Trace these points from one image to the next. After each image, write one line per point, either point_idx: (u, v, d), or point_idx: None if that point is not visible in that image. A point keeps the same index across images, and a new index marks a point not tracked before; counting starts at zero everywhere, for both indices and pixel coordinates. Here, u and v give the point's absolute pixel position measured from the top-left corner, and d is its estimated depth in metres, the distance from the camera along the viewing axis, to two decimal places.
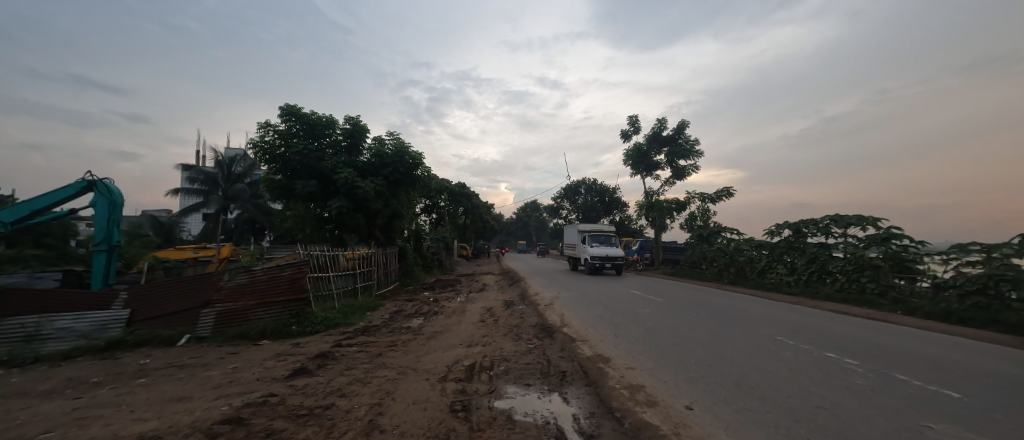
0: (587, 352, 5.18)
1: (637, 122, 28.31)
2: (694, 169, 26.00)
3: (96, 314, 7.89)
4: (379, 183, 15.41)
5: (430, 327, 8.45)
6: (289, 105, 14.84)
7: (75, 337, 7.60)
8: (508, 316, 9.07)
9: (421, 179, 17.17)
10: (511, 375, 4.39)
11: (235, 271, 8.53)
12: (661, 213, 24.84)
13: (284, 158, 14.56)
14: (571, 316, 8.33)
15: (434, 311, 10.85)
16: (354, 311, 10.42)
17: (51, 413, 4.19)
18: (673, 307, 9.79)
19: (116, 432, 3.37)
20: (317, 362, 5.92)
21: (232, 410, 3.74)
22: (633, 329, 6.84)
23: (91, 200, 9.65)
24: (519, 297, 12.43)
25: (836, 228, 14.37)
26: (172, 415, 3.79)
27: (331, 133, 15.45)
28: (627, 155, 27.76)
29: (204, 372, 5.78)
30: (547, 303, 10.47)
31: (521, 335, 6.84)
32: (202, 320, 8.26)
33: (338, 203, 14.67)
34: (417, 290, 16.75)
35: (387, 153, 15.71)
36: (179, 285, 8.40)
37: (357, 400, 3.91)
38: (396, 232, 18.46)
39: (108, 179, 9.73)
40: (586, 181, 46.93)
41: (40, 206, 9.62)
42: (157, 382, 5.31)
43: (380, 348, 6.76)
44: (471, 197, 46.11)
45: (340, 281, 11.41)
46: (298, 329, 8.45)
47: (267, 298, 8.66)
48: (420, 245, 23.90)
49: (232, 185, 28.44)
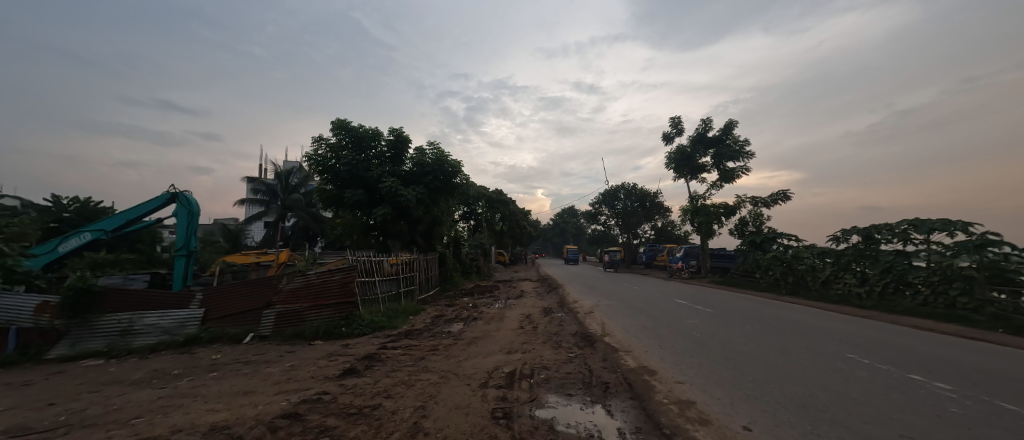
0: (631, 364, 4.99)
1: (680, 123, 27.16)
2: (744, 171, 24.43)
3: (176, 313, 8.79)
4: (420, 191, 16.02)
5: (469, 333, 8.57)
6: (339, 119, 15.82)
7: (160, 333, 8.55)
8: (547, 323, 8.95)
9: (460, 186, 17.70)
10: (551, 384, 4.32)
11: (292, 275, 9.22)
12: (708, 218, 23.43)
13: (334, 169, 15.52)
14: (612, 325, 8.08)
15: (473, 316, 11.01)
16: (398, 315, 10.81)
17: (139, 400, 4.74)
18: (724, 317, 9.20)
19: (192, 421, 3.70)
20: (364, 363, 6.20)
21: (290, 406, 3.99)
22: (681, 341, 6.49)
23: (174, 211, 10.85)
24: (557, 305, 12.25)
25: (915, 234, 12.85)
26: (239, 408, 4.13)
27: (377, 144, 16.27)
28: (669, 158, 26.78)
29: (265, 369, 6.25)
30: (586, 311, 10.27)
31: (561, 343, 6.72)
32: (264, 320, 8.98)
33: (382, 210, 15.39)
34: (457, 296, 17.07)
35: (428, 162, 16.35)
36: (244, 288, 9.16)
37: (401, 402, 4.03)
38: (436, 239, 19.01)
39: (187, 191, 10.88)
40: (626, 186, 45.54)
41: (132, 217, 10.95)
42: (225, 377, 5.82)
43: (422, 352, 6.95)
44: (507, 204, 46.62)
45: (385, 285, 11.92)
46: (347, 331, 8.90)
47: (320, 301, 9.24)
48: (459, 251, 24.40)
49: (289, 195, 30.72)
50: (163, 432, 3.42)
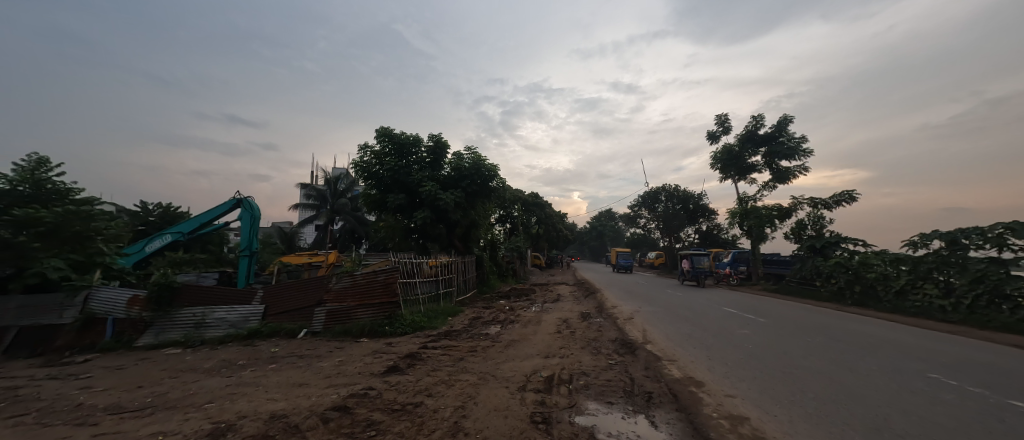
0: (676, 374, 4.76)
1: (727, 121, 25.74)
2: (802, 170, 22.63)
3: (240, 308, 9.61)
4: (458, 195, 16.43)
5: (506, 335, 8.61)
6: (383, 127, 16.57)
7: (227, 326, 9.40)
8: (585, 328, 8.79)
9: (496, 189, 17.96)
10: (591, 391, 4.24)
11: (341, 275, 9.78)
12: (761, 221, 21.87)
13: (377, 175, 16.28)
14: (654, 333, 7.78)
15: (510, 319, 11.03)
16: (437, 315, 11.10)
17: (211, 387, 5.23)
18: (780, 328, 8.55)
19: (255, 409, 4.03)
20: (406, 362, 6.42)
21: (340, 399, 4.23)
22: (731, 352, 6.11)
23: (239, 215, 11.91)
24: (595, 309, 12.02)
25: (1013, 239, 11.26)
26: (295, 399, 4.43)
27: (417, 150, 16.88)
28: (715, 158, 25.45)
29: (317, 363, 6.67)
30: (626, 317, 9.97)
31: (600, 349, 6.58)
32: (315, 317, 9.59)
33: (422, 214, 15.92)
34: (494, 298, 17.22)
35: (465, 167, 16.78)
36: (298, 287, 9.83)
37: (441, 401, 4.13)
38: (474, 242, 19.35)
39: (250, 197, 11.90)
40: (667, 187, 43.80)
41: (204, 220, 12.15)
42: (283, 369, 6.28)
43: (461, 353, 7.09)
44: (543, 207, 46.62)
45: (425, 286, 12.28)
46: (390, 329, 9.26)
47: (366, 300, 9.71)
48: (495, 254, 24.66)
49: (337, 199, 32.62)
50: (231, 417, 3.75)
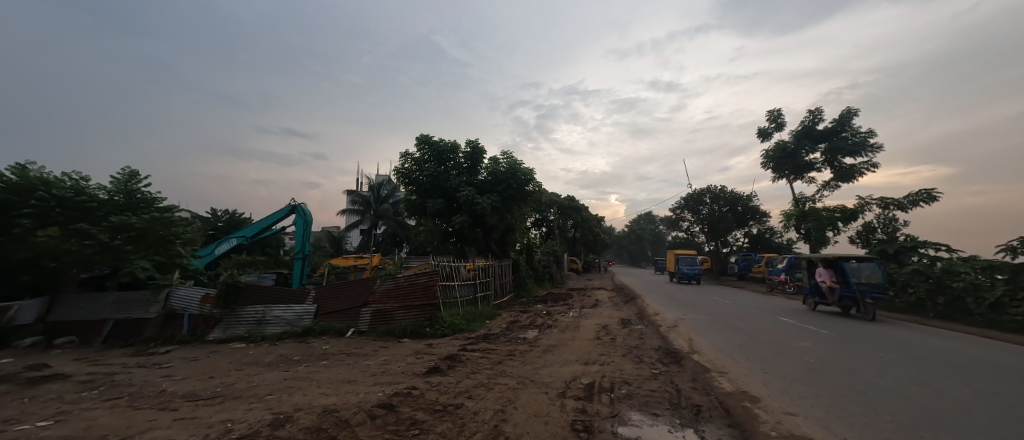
0: (727, 387, 4.49)
1: (780, 116, 24.03)
2: (869, 168, 20.62)
3: (295, 307, 10.30)
4: (495, 199, 16.66)
5: (544, 340, 8.56)
6: (423, 135, 17.13)
7: (284, 324, 10.12)
8: (626, 335, 8.51)
9: (532, 193, 18.01)
10: (634, 401, 4.10)
11: (385, 277, 10.22)
12: (820, 224, 20.14)
13: (417, 181, 16.82)
14: (701, 342, 7.37)
15: (548, 324, 10.94)
16: (475, 318, 11.25)
17: (271, 379, 5.66)
18: (847, 342, 7.78)
19: (310, 402, 4.31)
20: (447, 363, 6.57)
21: (385, 397, 4.40)
22: (791, 366, 5.64)
23: (294, 220, 12.83)
24: (636, 316, 11.63)
25: None
26: (344, 394, 4.67)
27: (455, 157, 17.30)
28: (766, 157, 23.83)
29: (364, 361, 7.00)
30: (669, 325, 9.55)
31: (642, 358, 6.33)
32: (362, 317, 10.07)
33: (460, 218, 16.25)
34: (531, 302, 17.19)
35: (502, 171, 17.00)
36: (346, 288, 10.38)
37: (481, 404, 4.17)
38: (510, 245, 19.48)
39: (303, 203, 12.79)
40: (713, 189, 41.56)
41: (265, 225, 13.21)
42: (333, 365, 6.67)
43: (500, 356, 7.14)
44: (580, 210, 45.99)
45: (464, 289, 12.51)
46: (430, 331, 9.50)
47: (408, 302, 10.07)
48: (532, 258, 24.64)
49: (380, 205, 34.06)
50: (289, 409, 4.02)
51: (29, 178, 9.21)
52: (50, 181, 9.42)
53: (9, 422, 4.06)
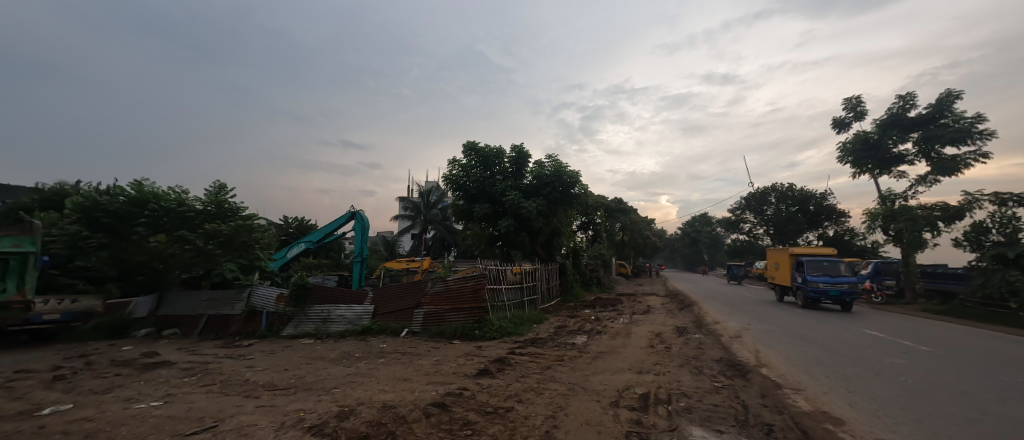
0: (804, 406, 4.06)
1: (860, 104, 21.50)
2: (978, 158, 17.72)
3: (356, 307, 11.00)
4: (541, 203, 16.67)
5: (594, 346, 8.36)
6: (470, 142, 17.56)
7: (346, 323, 10.86)
8: (683, 345, 8.03)
9: (578, 196, 17.78)
10: (694, 415, 3.85)
11: (436, 280, 10.61)
12: (914, 224, 17.62)
13: (464, 186, 17.21)
14: (770, 355, 6.75)
15: (597, 330, 10.66)
16: (523, 322, 11.26)
17: (336, 374, 6.10)
18: (955, 360, 6.70)
19: (370, 397, 4.57)
20: (496, 366, 6.65)
21: (438, 397, 4.54)
22: (883, 386, 4.97)
23: (354, 226, 13.75)
24: (693, 324, 10.95)
25: None
26: (401, 391, 4.90)
27: (501, 162, 17.54)
28: (844, 150, 21.47)
29: (418, 361, 7.31)
30: (732, 335, 8.86)
31: (703, 369, 5.92)
32: (415, 318, 10.52)
33: (506, 222, 16.41)
34: (579, 307, 16.86)
35: (547, 175, 17.01)
36: (400, 290, 10.89)
37: (531, 408, 4.16)
38: (556, 249, 19.34)
39: (361, 210, 13.67)
40: (778, 187, 38.09)
41: (328, 230, 14.25)
42: (390, 363, 7.04)
43: (549, 361, 7.08)
44: (628, 212, 44.35)
45: (511, 293, 12.59)
46: (479, 333, 9.67)
47: (457, 304, 10.35)
48: (578, 262, 24.19)
49: (429, 210, 35.47)
50: (351, 403, 4.29)
51: (143, 191, 10.80)
52: (159, 194, 10.98)
53: (130, 400, 4.77)
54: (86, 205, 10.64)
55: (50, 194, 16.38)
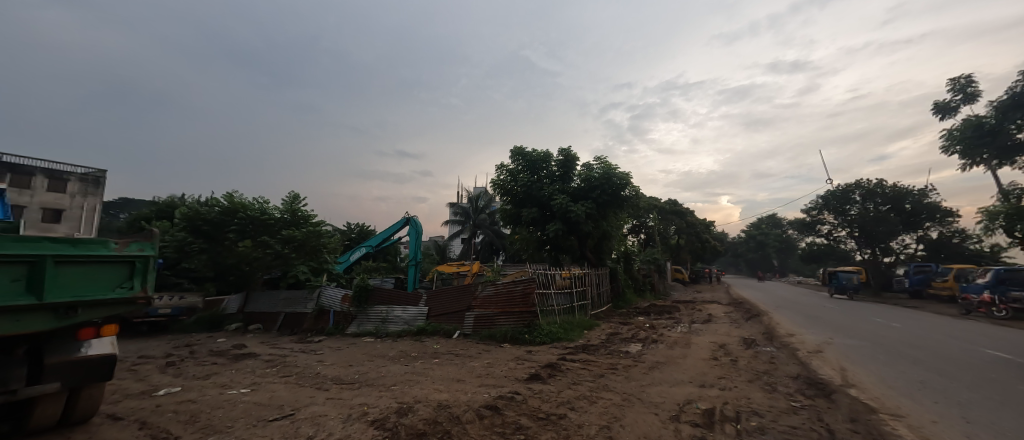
0: (906, 435, 3.53)
1: (971, 83, 18.46)
2: None
3: (411, 308, 11.54)
4: (589, 206, 16.37)
5: (650, 355, 7.97)
6: (517, 147, 17.69)
7: (402, 323, 11.43)
8: (752, 358, 7.36)
9: (629, 198, 17.21)
10: (768, 436, 3.51)
11: (486, 284, 10.82)
12: None
13: (512, 191, 17.31)
14: (859, 375, 5.96)
15: (652, 338, 10.16)
16: (573, 328, 11.04)
17: (395, 372, 6.43)
18: None
19: (426, 395, 4.76)
20: (547, 371, 6.59)
21: (491, 399, 4.59)
22: (1015, 418, 4.15)
23: (409, 231, 14.47)
24: (762, 336, 10.01)
25: None
26: (455, 392, 5.03)
27: (548, 166, 17.48)
28: (951, 137, 18.58)
29: (470, 363, 7.48)
30: (811, 349, 7.95)
31: (776, 386, 5.39)
32: (466, 320, 10.79)
33: (555, 226, 16.27)
34: (631, 314, 16.22)
35: (596, 177, 16.70)
36: (452, 293, 11.23)
37: (585, 417, 4.06)
38: (607, 253, 18.81)
39: (415, 216, 14.39)
40: (862, 183, 33.81)
41: (386, 235, 15.12)
42: (443, 364, 7.28)
43: (601, 369, 6.88)
44: (684, 215, 41.96)
45: (560, 298, 12.43)
46: (529, 337, 9.65)
47: (507, 308, 10.44)
48: (631, 267, 23.28)
49: (478, 215, 36.25)
50: (409, 400, 4.50)
51: (234, 202, 12.27)
52: (246, 204, 12.39)
53: (224, 386, 5.40)
54: (190, 215, 12.33)
55: (164, 206, 19.22)
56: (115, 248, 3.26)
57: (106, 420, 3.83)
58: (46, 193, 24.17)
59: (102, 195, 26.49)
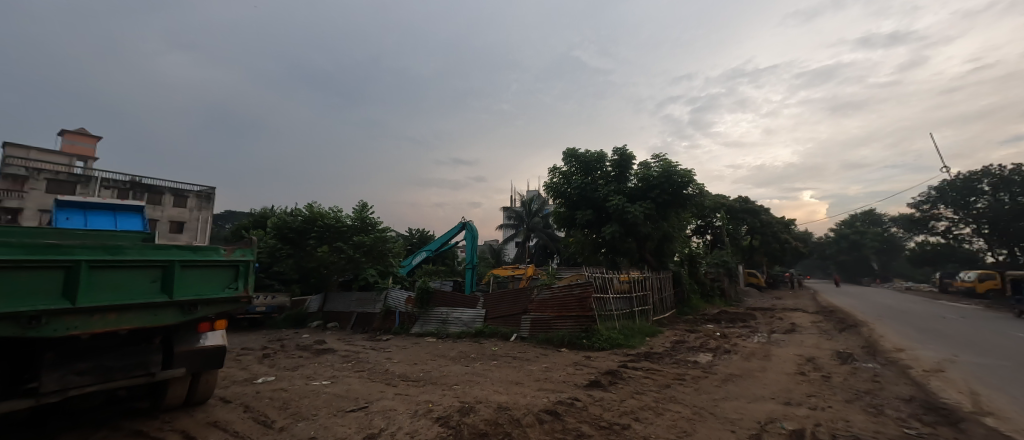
0: None
1: None
2: None
3: (470, 310, 11.87)
4: (648, 207, 15.65)
5: (722, 367, 7.35)
6: (570, 148, 17.44)
7: (462, 324, 11.78)
8: (849, 375, 6.45)
9: (692, 197, 16.16)
10: None
11: (542, 287, 10.80)
12: None
13: (566, 193, 17.07)
14: (997, 401, 4.93)
15: (725, 348, 9.35)
16: (634, 334, 10.55)
17: (456, 372, 6.65)
18: None
19: (486, 397, 4.83)
20: (608, 379, 6.37)
21: (550, 404, 4.55)
22: None
23: (465, 236, 14.95)
24: (860, 351, 8.70)
25: None
26: (515, 395, 5.05)
27: (602, 166, 17.02)
28: None
29: (528, 366, 7.47)
30: (929, 369, 6.73)
31: (883, 410, 4.64)
32: (522, 324, 10.84)
33: (611, 228, 15.76)
34: (699, 321, 15.12)
35: (654, 176, 15.95)
36: (508, 296, 11.37)
37: (651, 429, 3.85)
38: (668, 256, 17.78)
39: (471, 221, 14.83)
40: (992, 171, 28.48)
41: (445, 240, 15.75)
42: (501, 366, 7.36)
43: (667, 379, 6.48)
44: (757, 213, 38.24)
45: (619, 302, 11.98)
46: (587, 343, 9.40)
47: (563, 312, 10.32)
48: (696, 270, 21.75)
49: (531, 218, 36.35)
50: (471, 400, 4.61)
51: (313, 211, 13.66)
52: (323, 213, 13.73)
53: (309, 378, 5.99)
54: (279, 224, 13.95)
55: (258, 217, 21.92)
56: (224, 253, 3.76)
57: (219, 402, 4.43)
58: (172, 208, 28.81)
59: (212, 208, 30.95)
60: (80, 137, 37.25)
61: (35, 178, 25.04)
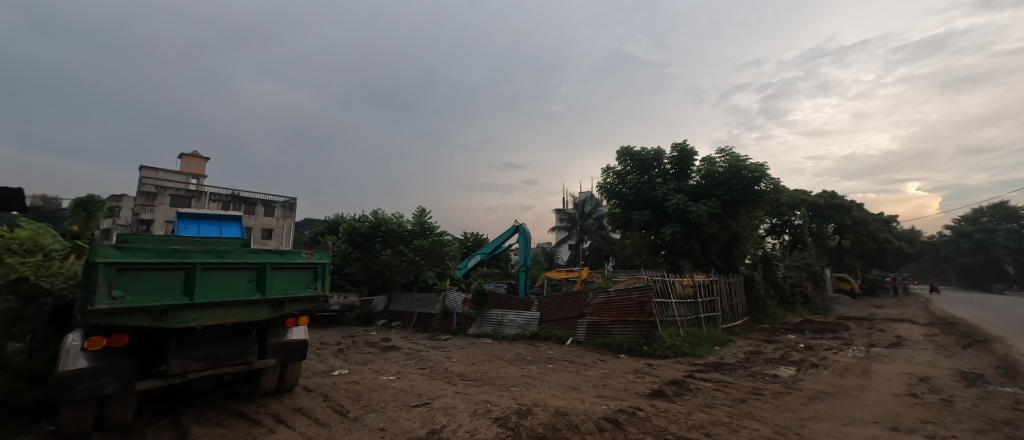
0: None
1: None
2: None
3: (525, 313, 11.89)
4: (713, 205, 14.53)
5: (808, 383, 6.55)
6: (624, 147, 16.76)
7: (517, 326, 11.83)
8: (978, 400, 5.39)
9: (766, 193, 14.72)
10: None
11: (597, 291, 10.48)
12: None
13: (621, 194, 16.44)
14: None
15: (810, 362, 8.33)
16: (700, 342, 9.82)
17: (512, 374, 6.69)
18: None
19: (543, 400, 4.80)
20: (672, 389, 6.00)
21: (611, 412, 4.38)
22: None
23: (518, 239, 15.11)
24: (993, 372, 7.22)
25: None
26: (573, 400, 4.95)
27: (660, 164, 16.16)
28: None
29: (585, 371, 7.28)
30: None
31: None
32: (578, 328, 10.60)
33: (671, 229, 14.85)
34: (777, 330, 13.67)
35: (719, 172, 14.80)
36: (563, 299, 11.20)
37: None
38: (738, 258, 16.34)
39: (524, 223, 15.00)
40: None
41: (499, 243, 16.02)
42: (558, 370, 7.27)
43: (741, 393, 5.93)
44: (847, 210, 33.66)
45: (683, 308, 11.23)
46: (648, 349, 8.96)
47: (621, 316, 9.92)
48: (772, 275, 19.70)
49: (585, 220, 35.59)
50: (528, 403, 4.61)
51: (378, 217, 14.78)
52: (386, 219, 14.83)
53: (377, 372, 6.42)
54: (349, 230, 15.24)
55: (331, 224, 24.08)
56: (305, 256, 4.18)
57: (303, 390, 4.91)
58: (262, 217, 32.70)
59: (295, 216, 34.63)
60: (195, 159, 43.84)
61: (162, 194, 29.96)
